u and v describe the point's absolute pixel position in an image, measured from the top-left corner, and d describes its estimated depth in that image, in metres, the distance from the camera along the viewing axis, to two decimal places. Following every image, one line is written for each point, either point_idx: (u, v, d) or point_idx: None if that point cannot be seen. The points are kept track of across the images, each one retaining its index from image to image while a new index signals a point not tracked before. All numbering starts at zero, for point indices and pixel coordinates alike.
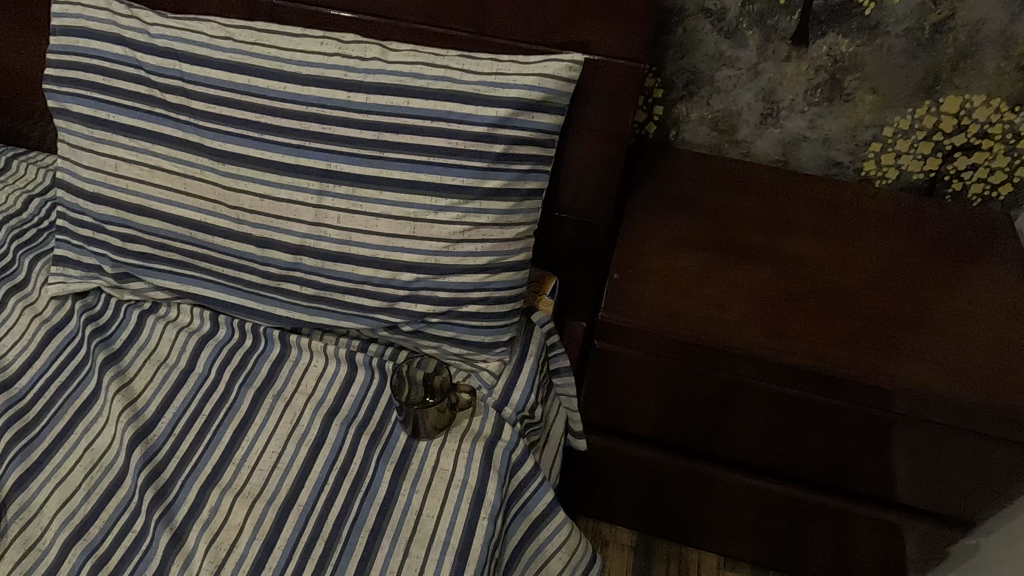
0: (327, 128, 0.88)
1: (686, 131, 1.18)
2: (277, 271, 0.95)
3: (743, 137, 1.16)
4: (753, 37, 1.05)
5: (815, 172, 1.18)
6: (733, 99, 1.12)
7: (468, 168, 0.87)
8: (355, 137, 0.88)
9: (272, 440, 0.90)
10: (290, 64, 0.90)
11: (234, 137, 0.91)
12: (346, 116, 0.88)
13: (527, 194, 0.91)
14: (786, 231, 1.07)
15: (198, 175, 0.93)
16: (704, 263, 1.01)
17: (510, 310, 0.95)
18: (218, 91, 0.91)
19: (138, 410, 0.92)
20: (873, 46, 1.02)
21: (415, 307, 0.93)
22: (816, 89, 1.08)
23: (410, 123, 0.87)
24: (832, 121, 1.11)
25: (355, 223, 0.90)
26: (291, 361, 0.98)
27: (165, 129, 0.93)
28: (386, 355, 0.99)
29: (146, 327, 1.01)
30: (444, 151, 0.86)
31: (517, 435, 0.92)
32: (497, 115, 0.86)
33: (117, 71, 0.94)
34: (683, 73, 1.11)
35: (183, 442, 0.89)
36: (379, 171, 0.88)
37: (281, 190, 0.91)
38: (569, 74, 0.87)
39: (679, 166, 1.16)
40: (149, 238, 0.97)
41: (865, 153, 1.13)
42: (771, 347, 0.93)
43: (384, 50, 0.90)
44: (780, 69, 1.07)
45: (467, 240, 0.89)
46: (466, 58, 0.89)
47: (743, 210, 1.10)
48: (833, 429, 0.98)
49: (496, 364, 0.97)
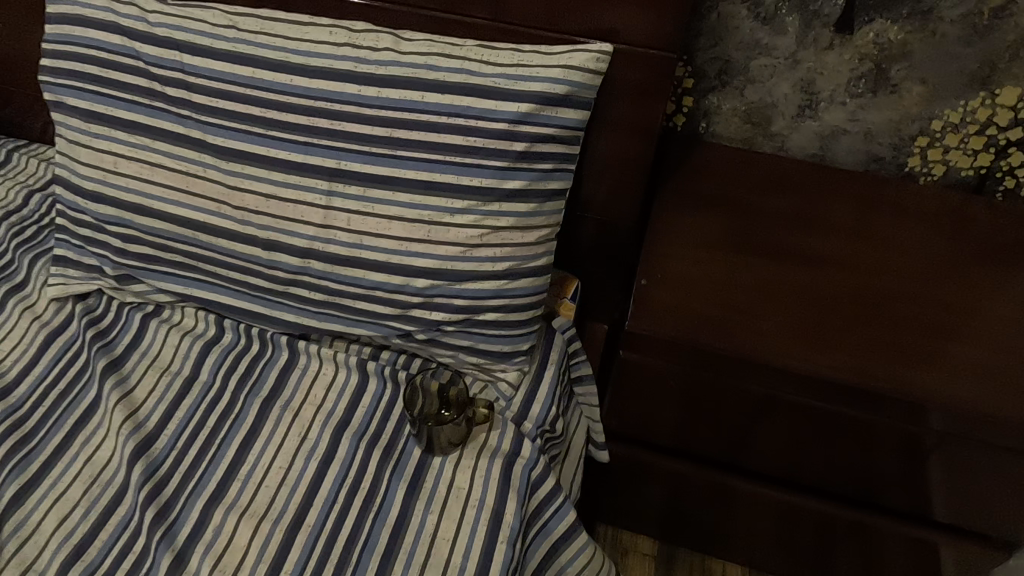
0: (336, 124, 0.83)
1: (717, 123, 1.11)
2: (284, 275, 0.90)
3: (778, 130, 1.09)
4: (793, 23, 0.97)
5: (854, 167, 1.10)
6: (768, 90, 1.05)
7: (486, 168, 0.81)
8: (365, 134, 0.82)
9: (279, 455, 0.86)
10: (297, 55, 0.84)
11: (238, 134, 0.86)
12: (356, 112, 0.82)
13: (549, 196, 0.85)
14: (823, 231, 1.00)
15: (200, 173, 0.88)
16: (737, 266, 0.94)
17: (530, 318, 0.89)
18: (221, 84, 0.85)
19: (139, 421, 0.88)
20: (925, 33, 0.94)
21: (430, 315, 0.87)
22: (860, 80, 1.00)
23: (424, 119, 0.81)
24: (875, 114, 1.03)
25: (366, 226, 0.84)
26: (300, 369, 0.94)
27: (165, 124, 0.88)
28: (399, 364, 0.94)
29: (149, 331, 0.96)
30: (461, 150, 0.81)
31: (536, 451, 0.87)
32: (517, 111, 0.80)
33: (114, 62, 0.88)
34: (715, 62, 1.04)
35: (185, 458, 0.85)
36: (392, 170, 0.82)
37: (288, 190, 0.86)
38: (596, 65, 0.81)
39: (708, 159, 1.09)
40: (150, 239, 0.92)
41: (909, 148, 1.06)
42: (808, 359, 0.86)
43: (397, 41, 0.83)
44: (821, 58, 0.99)
45: (486, 245, 0.84)
46: (485, 48, 0.82)
47: (776, 207, 1.03)
48: (873, 448, 0.92)
49: (514, 374, 0.91)
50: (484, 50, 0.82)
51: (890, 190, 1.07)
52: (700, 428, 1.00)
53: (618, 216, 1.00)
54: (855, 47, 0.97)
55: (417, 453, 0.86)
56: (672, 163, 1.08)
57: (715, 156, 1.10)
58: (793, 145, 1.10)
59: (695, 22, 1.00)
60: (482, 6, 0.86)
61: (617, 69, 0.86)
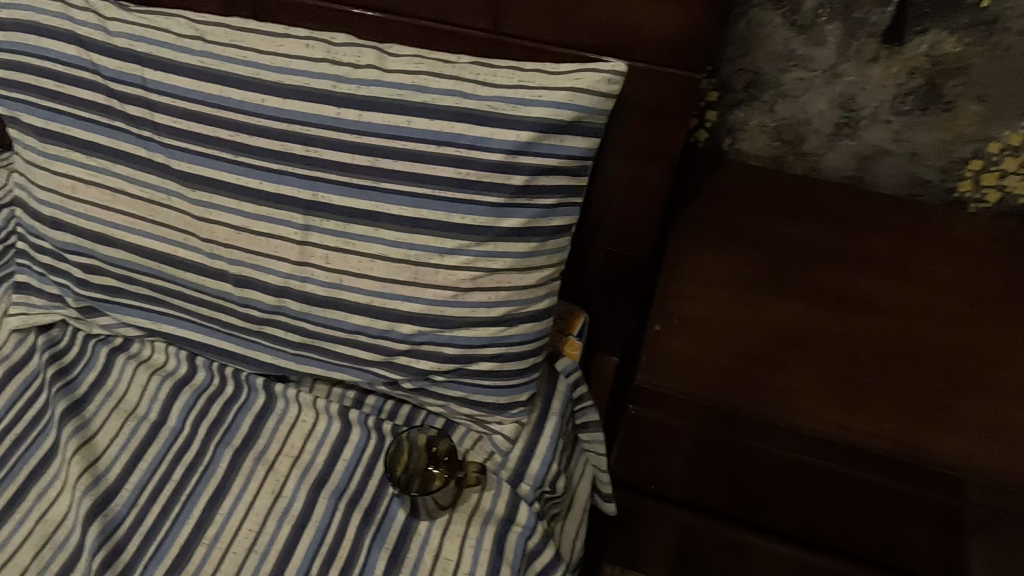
0: (313, 151, 0.73)
1: (743, 140, 1.00)
2: (259, 314, 0.81)
3: (811, 149, 0.98)
4: (834, 32, 0.86)
5: (895, 191, 0.99)
6: (801, 105, 0.94)
7: (481, 204, 0.71)
8: (345, 163, 0.73)
9: (249, 516, 0.78)
10: (269, 72, 0.74)
11: (205, 159, 0.77)
12: (334, 138, 0.73)
13: (551, 233, 0.75)
14: (860, 268, 0.89)
15: (165, 201, 0.80)
16: (762, 311, 0.84)
17: (529, 366, 0.80)
18: (186, 104, 0.76)
19: (99, 472, 0.80)
20: (987, 46, 0.82)
21: (417, 364, 0.78)
22: (908, 96, 0.89)
23: (411, 148, 0.71)
24: (923, 134, 0.92)
25: (346, 266, 0.75)
26: (277, 414, 0.86)
27: (127, 146, 0.79)
28: (383, 414, 0.86)
29: (114, 368, 0.88)
30: (452, 183, 0.71)
31: (533, 517, 0.79)
32: (516, 140, 0.70)
33: (70, 75, 0.79)
34: (743, 74, 0.93)
35: (145, 518, 0.77)
36: (374, 205, 0.73)
37: (260, 223, 0.77)
38: (608, 88, 0.71)
39: (732, 183, 0.99)
40: (113, 270, 0.84)
41: (960, 171, 0.94)
42: (839, 423, 0.76)
43: (382, 57, 0.74)
44: (864, 72, 0.88)
45: (479, 290, 0.74)
46: (481, 66, 0.72)
47: (807, 239, 0.92)
48: (910, 516, 0.82)
49: (512, 427, 0.82)
50: (479, 69, 0.72)
51: (936, 220, 0.96)
52: (717, 484, 0.91)
53: (631, 249, 0.90)
54: (904, 60, 0.86)
55: (400, 518, 0.78)
56: (692, 188, 0.97)
57: (739, 179, 0.99)
58: (826, 166, 1.00)
59: (722, 29, 0.89)
60: (480, 16, 0.75)
61: (631, 92, 0.76)
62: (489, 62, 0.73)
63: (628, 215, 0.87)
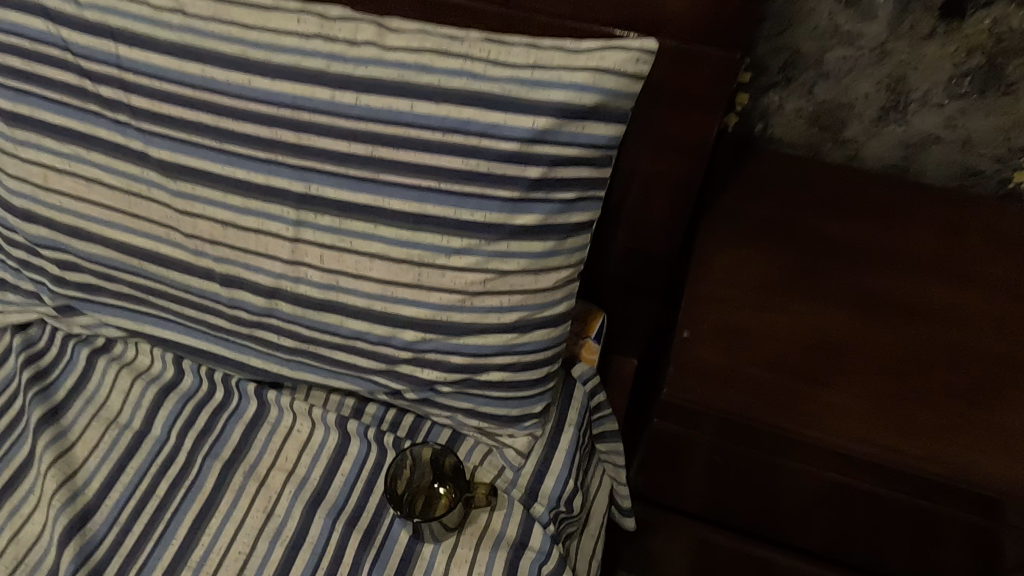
0: (305, 138, 0.66)
1: (777, 126, 0.92)
2: (249, 317, 0.75)
3: (852, 136, 0.89)
4: (885, 5, 0.77)
5: (943, 182, 0.91)
6: (843, 87, 0.85)
7: (493, 199, 0.64)
8: (341, 152, 0.65)
9: (240, 535, 0.72)
10: (256, 49, 0.66)
11: (187, 147, 0.69)
12: (329, 124, 0.65)
13: (571, 231, 0.67)
14: (907, 270, 0.81)
15: (143, 192, 0.73)
16: (800, 316, 0.77)
17: (544, 376, 0.73)
18: (163, 85, 0.68)
19: (78, 488, 0.74)
20: None
21: (421, 372, 0.72)
22: (965, 77, 0.80)
23: (414, 135, 0.63)
24: (979, 120, 0.83)
25: (344, 266, 0.68)
26: (271, 423, 0.79)
27: (102, 131, 0.72)
28: (385, 424, 0.79)
29: (95, 372, 0.82)
30: (461, 176, 0.64)
31: (549, 541, 0.71)
32: (533, 127, 0.62)
33: (36, 52, 0.71)
34: (780, 53, 0.84)
35: (127, 537, 0.72)
36: (373, 199, 0.65)
37: (248, 218, 0.70)
38: (636, 69, 0.62)
39: (765, 174, 0.91)
40: (92, 267, 0.78)
41: (1019, 160, 0.86)
42: (886, 443, 0.69)
43: (382, 32, 0.65)
44: (917, 50, 0.79)
45: (491, 293, 0.67)
46: (493, 42, 0.64)
47: (848, 237, 0.84)
48: (961, 543, 0.75)
49: (524, 441, 0.76)
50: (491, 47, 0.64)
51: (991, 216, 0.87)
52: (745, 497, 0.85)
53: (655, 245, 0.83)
54: (962, 36, 0.77)
55: (403, 541, 0.71)
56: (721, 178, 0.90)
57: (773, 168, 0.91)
58: (869, 154, 0.91)
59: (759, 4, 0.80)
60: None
61: (662, 73, 0.68)
62: (502, 39, 0.64)
63: (653, 211, 0.79)
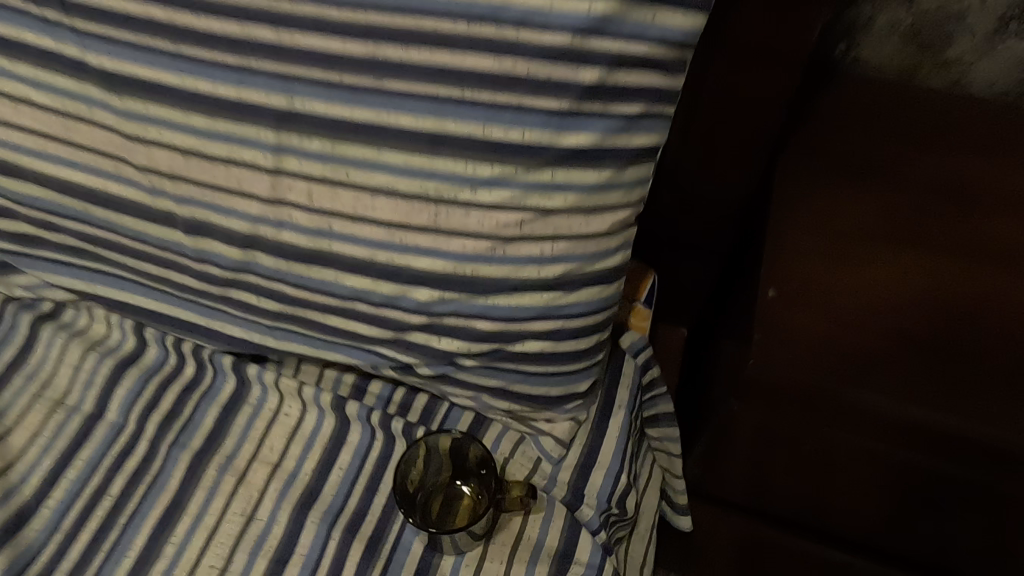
0: (280, 35, 0.48)
1: (864, 45, 0.75)
2: (221, 273, 0.60)
3: (958, 56, 0.73)
4: None
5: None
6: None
7: (529, 112, 0.47)
8: (329, 51, 0.47)
9: (212, 545, 0.58)
10: None
11: (127, 51, 0.52)
12: (313, 16, 0.47)
13: (634, 157, 0.51)
14: None
15: (74, 110, 0.56)
16: (921, 260, 0.61)
17: (592, 347, 0.58)
18: None
19: (14, 484, 0.61)
20: None
21: (438, 343, 0.57)
22: None
23: (427, 27, 0.45)
24: None
25: (339, 206, 0.53)
26: (252, 405, 0.65)
27: (16, 31, 0.54)
28: (392, 406, 0.64)
29: (39, 342, 0.68)
30: (488, 76, 0.46)
31: (599, 552, 0.58)
32: (592, 12, 0.43)
33: None
34: None
35: (72, 546, 0.58)
36: (371, 111, 0.49)
37: (213, 144, 0.54)
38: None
39: (858, 100, 0.74)
40: (28, 213, 0.63)
41: None
42: None
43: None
44: None
45: (528, 240, 0.52)
46: None
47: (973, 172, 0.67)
48: None
49: (566, 427, 0.61)
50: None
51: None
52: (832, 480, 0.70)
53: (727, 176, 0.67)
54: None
55: (417, 552, 0.58)
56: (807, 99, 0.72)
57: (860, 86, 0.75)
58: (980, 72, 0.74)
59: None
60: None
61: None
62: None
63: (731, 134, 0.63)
